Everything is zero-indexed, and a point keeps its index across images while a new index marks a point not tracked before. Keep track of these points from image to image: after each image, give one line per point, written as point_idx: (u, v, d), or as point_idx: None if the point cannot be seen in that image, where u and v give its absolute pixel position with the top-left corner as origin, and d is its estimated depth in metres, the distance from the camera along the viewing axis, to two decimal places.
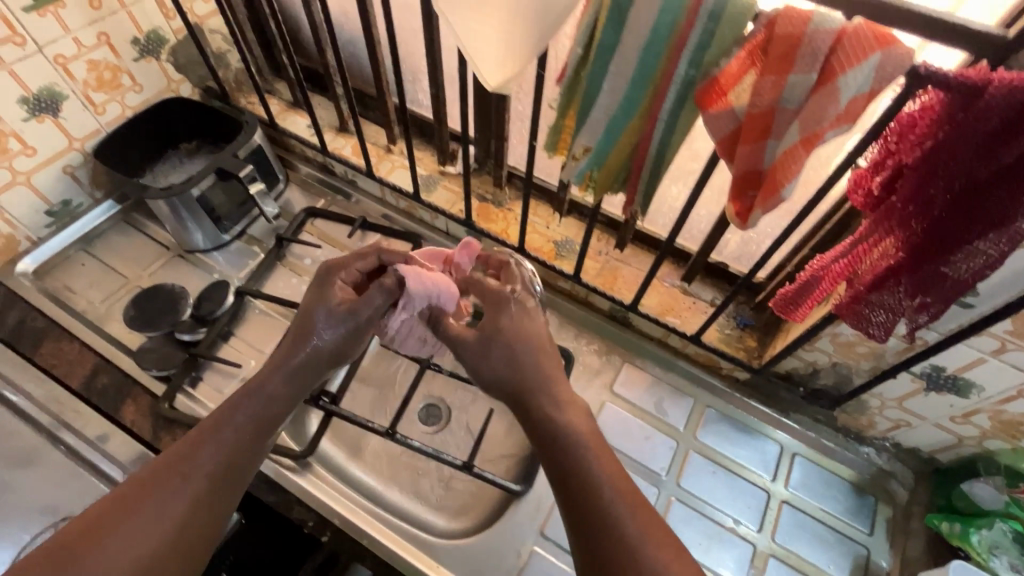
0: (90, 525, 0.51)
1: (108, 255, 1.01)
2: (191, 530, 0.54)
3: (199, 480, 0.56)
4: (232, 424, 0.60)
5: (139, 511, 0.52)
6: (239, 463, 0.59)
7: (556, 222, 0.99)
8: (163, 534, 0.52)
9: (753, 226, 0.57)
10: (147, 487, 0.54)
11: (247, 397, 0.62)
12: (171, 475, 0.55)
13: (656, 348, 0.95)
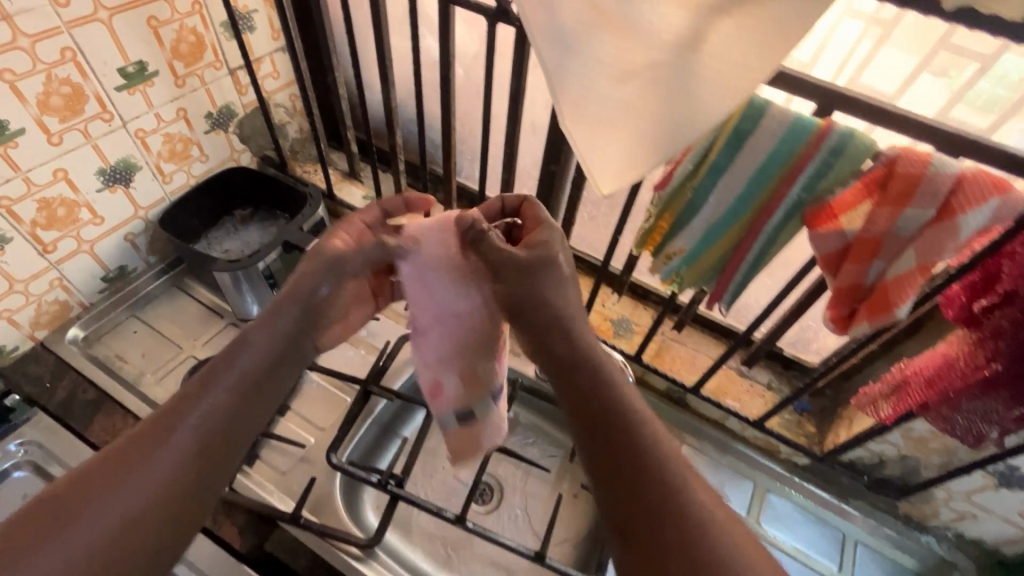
0: (76, 483, 0.48)
1: (160, 321, 0.99)
2: (191, 490, 0.51)
3: (200, 438, 0.53)
4: (237, 378, 0.58)
5: (136, 466, 0.49)
6: (242, 420, 0.57)
7: (613, 300, 1.01)
8: (150, 497, 0.49)
9: (853, 334, 0.60)
10: (144, 442, 0.51)
11: (242, 352, 0.59)
12: (171, 429, 0.52)
13: (714, 430, 0.95)
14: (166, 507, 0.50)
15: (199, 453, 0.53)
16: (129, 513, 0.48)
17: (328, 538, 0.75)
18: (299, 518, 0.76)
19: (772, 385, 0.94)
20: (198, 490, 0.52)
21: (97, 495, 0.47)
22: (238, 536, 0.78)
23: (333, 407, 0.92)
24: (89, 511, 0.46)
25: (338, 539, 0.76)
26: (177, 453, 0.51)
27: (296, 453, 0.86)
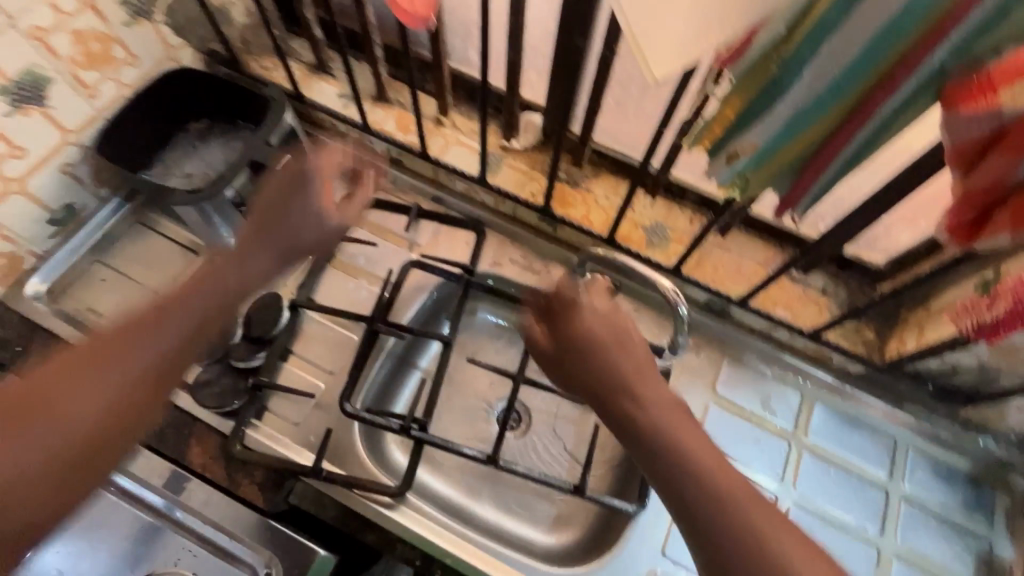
0: (33, 394, 0.43)
1: (126, 262, 0.87)
2: (134, 416, 0.46)
3: (142, 355, 0.47)
4: (170, 349, 0.48)
5: (36, 423, 0.42)
6: (157, 371, 0.47)
7: (645, 204, 0.88)
8: (85, 420, 0.44)
9: (980, 246, 0.47)
10: (58, 383, 0.44)
11: (239, 259, 0.57)
12: (73, 375, 0.45)
13: (759, 341, 0.87)
14: (114, 419, 0.45)
15: (174, 360, 0.49)
16: (82, 419, 0.44)
17: (356, 489, 0.72)
18: (321, 470, 0.72)
19: (828, 290, 0.84)
20: (137, 395, 0.46)
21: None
22: (259, 492, 0.72)
23: (342, 347, 0.84)
24: (29, 437, 0.42)
25: (367, 488, 0.72)
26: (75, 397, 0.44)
27: (311, 401, 0.79)
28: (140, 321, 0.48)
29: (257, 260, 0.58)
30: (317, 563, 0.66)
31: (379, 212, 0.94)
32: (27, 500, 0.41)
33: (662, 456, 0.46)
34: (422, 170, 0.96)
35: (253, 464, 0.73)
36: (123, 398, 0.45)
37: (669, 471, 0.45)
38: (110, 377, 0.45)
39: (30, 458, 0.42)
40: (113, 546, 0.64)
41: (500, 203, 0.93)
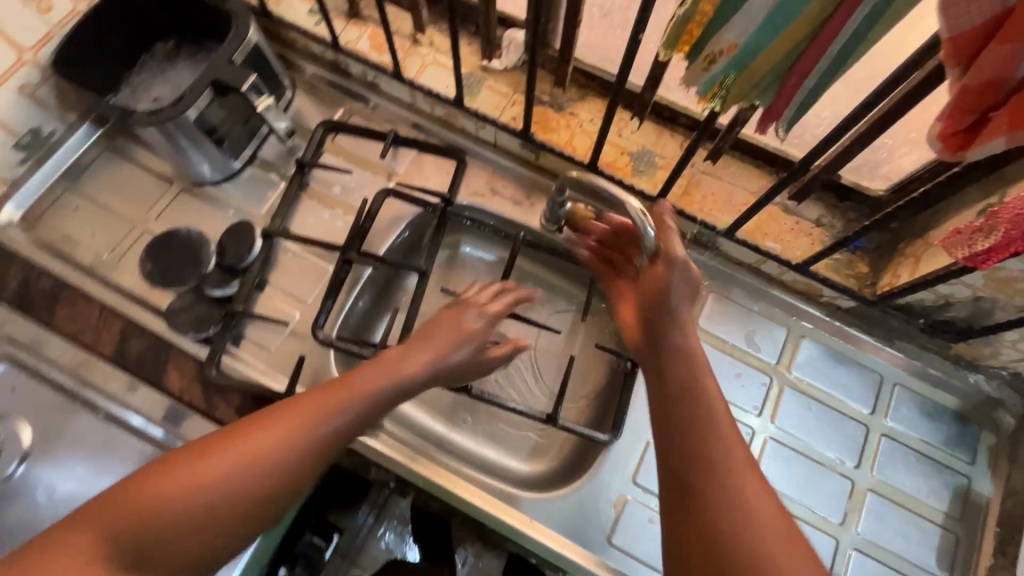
0: (206, 452, 0.51)
1: (101, 191, 0.85)
2: (252, 514, 0.52)
3: (292, 454, 0.53)
4: (298, 457, 0.54)
5: (195, 492, 0.49)
6: (282, 469, 0.53)
7: (631, 128, 0.83)
8: (231, 503, 0.50)
9: (968, 157, 0.43)
10: (216, 454, 0.51)
11: (381, 366, 0.62)
12: (220, 453, 0.51)
13: (747, 275, 0.83)
14: (245, 519, 0.51)
15: (301, 469, 0.54)
16: (222, 497, 0.50)
17: None
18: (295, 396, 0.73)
19: (822, 222, 0.79)
20: (260, 509, 0.52)
21: (149, 484, 0.49)
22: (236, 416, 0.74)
23: (318, 276, 0.83)
24: (187, 496, 0.49)
25: None
26: (212, 470, 0.50)
27: (286, 330, 0.79)
28: (272, 426, 0.54)
29: (389, 373, 0.62)
30: None
31: (356, 139, 0.90)
32: (164, 494, 0.48)
33: (683, 428, 0.53)
34: (399, 95, 0.92)
35: (230, 389, 0.74)
36: (247, 489, 0.51)
37: (676, 435, 0.53)
38: (241, 478, 0.51)
39: (177, 485, 0.49)
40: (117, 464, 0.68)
41: (480, 129, 0.89)
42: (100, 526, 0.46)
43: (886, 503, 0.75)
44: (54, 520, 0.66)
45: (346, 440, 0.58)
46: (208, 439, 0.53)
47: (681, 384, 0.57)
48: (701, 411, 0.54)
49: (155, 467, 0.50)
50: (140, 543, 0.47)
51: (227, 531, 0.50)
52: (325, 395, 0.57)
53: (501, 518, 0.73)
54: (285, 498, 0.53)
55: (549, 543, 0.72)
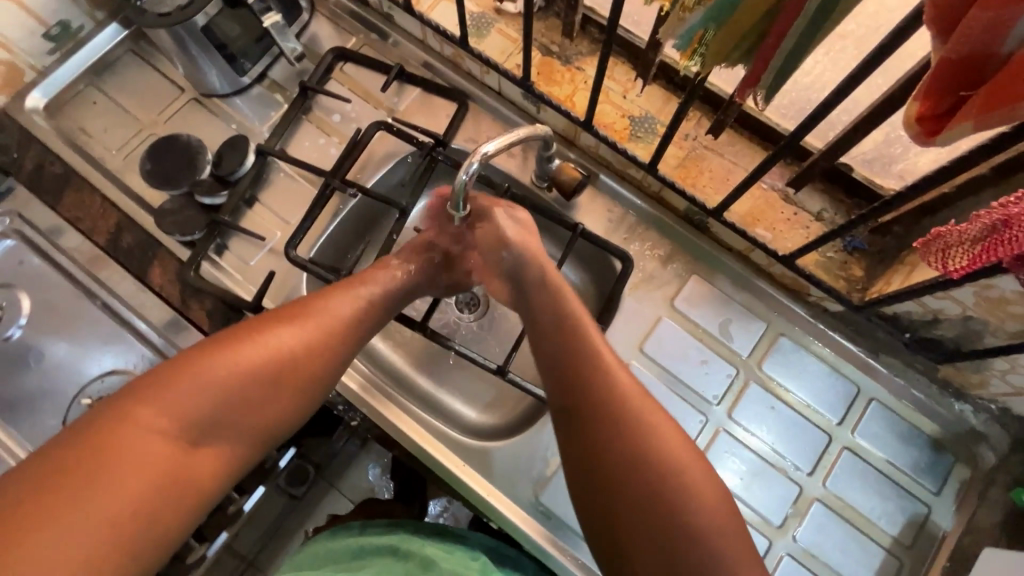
0: (218, 350, 0.55)
1: (120, 92, 0.88)
2: (281, 393, 0.56)
3: (309, 347, 0.58)
4: (323, 348, 0.59)
5: (222, 382, 0.54)
6: (309, 357, 0.58)
7: (636, 91, 0.79)
8: (254, 386, 0.55)
9: (941, 145, 0.39)
10: (225, 352, 0.55)
11: (376, 278, 0.66)
12: (239, 347, 0.56)
13: (733, 262, 0.80)
14: (270, 400, 0.56)
15: (319, 356, 0.59)
16: (247, 382, 0.55)
17: None
18: (260, 308, 0.76)
19: (823, 215, 0.74)
20: (288, 393, 0.57)
21: (189, 370, 0.53)
22: (206, 317, 0.78)
23: (304, 200, 0.84)
24: (209, 383, 0.53)
25: None
26: (246, 356, 0.55)
27: (265, 246, 0.81)
28: (293, 322, 0.59)
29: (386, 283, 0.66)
30: None
31: (363, 70, 0.90)
32: (191, 386, 0.52)
33: (578, 371, 0.59)
34: (411, 29, 0.90)
35: (204, 293, 0.78)
36: (271, 374, 0.56)
37: (567, 376, 0.60)
38: (264, 366, 0.56)
39: (196, 381, 0.53)
40: (126, 350, 0.80)
41: (485, 75, 0.87)
42: (152, 405, 0.51)
43: (831, 515, 0.72)
44: (69, 382, 0.79)
45: (362, 336, 0.63)
46: (233, 333, 0.57)
47: (563, 341, 0.62)
48: (583, 346, 0.61)
49: (188, 355, 0.54)
50: (195, 420, 0.52)
51: (270, 407, 0.56)
52: (336, 295, 0.63)
53: (434, 456, 0.75)
54: (316, 383, 0.59)
55: (476, 488, 0.73)
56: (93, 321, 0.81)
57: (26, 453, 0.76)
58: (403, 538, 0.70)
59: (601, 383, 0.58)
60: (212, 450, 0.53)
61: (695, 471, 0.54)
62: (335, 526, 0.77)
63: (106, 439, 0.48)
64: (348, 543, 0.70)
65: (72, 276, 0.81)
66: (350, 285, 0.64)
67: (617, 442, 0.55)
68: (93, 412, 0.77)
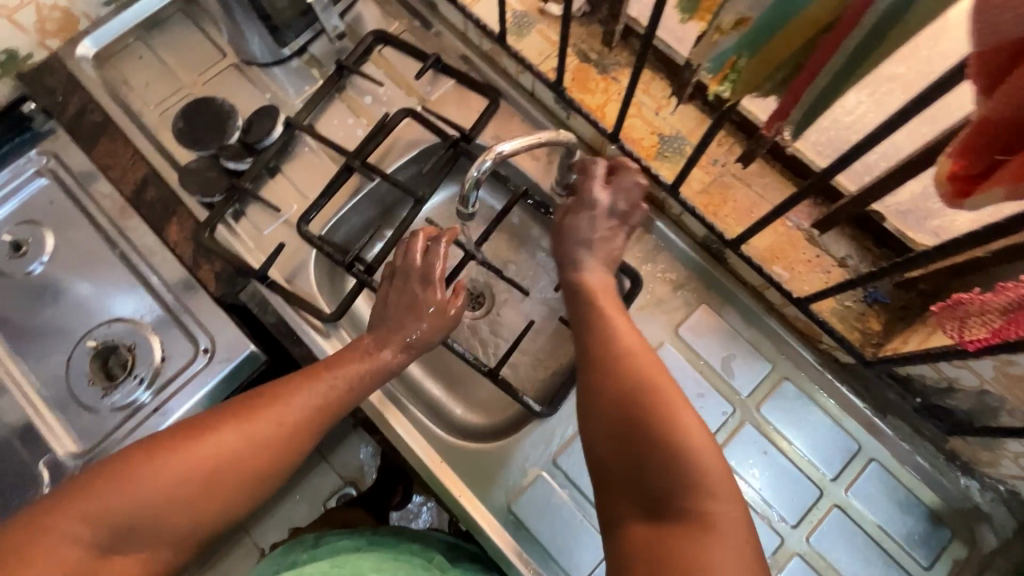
0: (161, 448, 0.52)
1: (165, 50, 0.90)
2: (223, 496, 0.53)
3: (255, 449, 0.54)
4: (268, 455, 0.55)
5: (160, 484, 0.50)
6: (254, 465, 0.54)
7: (670, 109, 0.77)
8: (193, 487, 0.51)
9: (970, 208, 0.36)
10: (168, 452, 0.51)
11: (353, 360, 0.64)
12: (186, 447, 0.52)
13: (747, 297, 0.77)
14: (209, 505, 0.52)
15: (268, 456, 0.55)
16: (184, 484, 0.51)
17: (292, 304, 0.77)
18: (266, 278, 0.77)
19: (847, 261, 0.71)
20: (229, 496, 0.53)
21: (129, 472, 0.50)
22: (214, 279, 0.80)
23: (324, 177, 0.85)
24: (143, 483, 0.50)
25: (303, 310, 0.77)
26: (190, 459, 0.52)
27: (280, 217, 0.82)
28: (247, 421, 0.55)
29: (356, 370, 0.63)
30: (245, 356, 0.79)
31: (401, 56, 0.90)
32: (123, 489, 0.49)
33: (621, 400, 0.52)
34: (454, 20, 0.89)
35: (215, 255, 0.80)
36: (215, 479, 0.52)
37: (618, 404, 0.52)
38: (206, 472, 0.52)
39: (130, 481, 0.49)
40: (136, 301, 0.82)
41: (520, 75, 0.85)
42: (74, 512, 0.47)
43: (808, 571, 0.70)
44: (78, 322, 0.81)
45: (322, 429, 0.60)
46: (179, 432, 0.53)
47: (614, 370, 0.54)
48: (602, 315, 0.60)
49: (123, 458, 0.51)
50: (124, 524, 0.49)
51: (204, 515, 0.52)
52: (300, 386, 0.59)
53: (412, 450, 0.74)
54: (261, 490, 0.56)
55: (449, 486, 0.73)
56: (108, 267, 0.83)
57: (28, 384, 0.80)
58: (362, 540, 0.72)
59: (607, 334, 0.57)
60: (129, 560, 0.50)
61: (699, 434, 0.48)
62: (286, 544, 0.76)
63: (21, 547, 0.46)
64: (304, 549, 0.71)
65: (98, 222, 0.84)
66: (318, 375, 0.61)
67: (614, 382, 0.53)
68: (98, 354, 0.80)
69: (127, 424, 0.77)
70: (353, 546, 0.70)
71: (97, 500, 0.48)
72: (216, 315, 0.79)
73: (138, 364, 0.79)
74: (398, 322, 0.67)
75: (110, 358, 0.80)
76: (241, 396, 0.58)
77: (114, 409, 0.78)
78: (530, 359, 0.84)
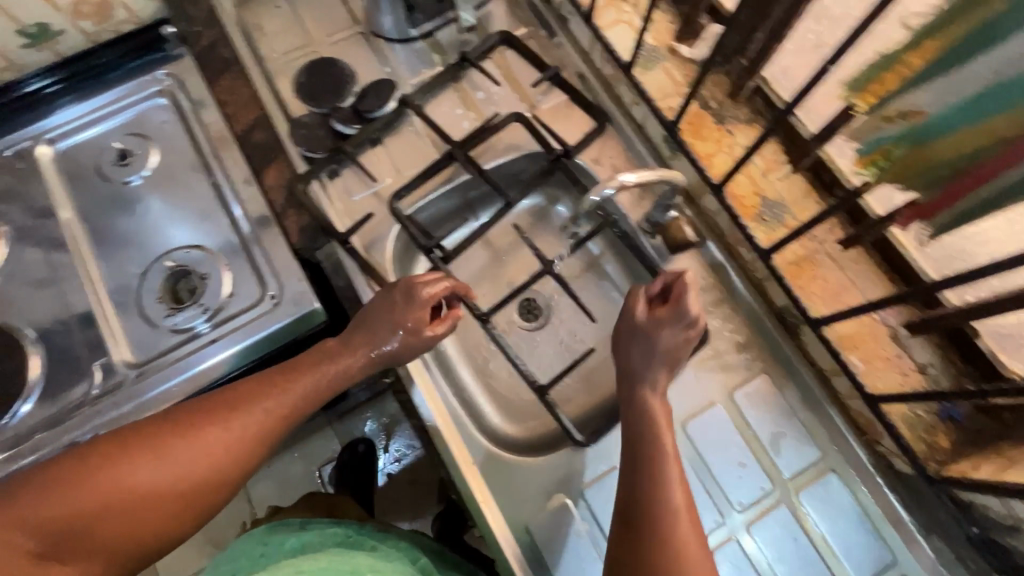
0: (105, 459, 0.54)
1: (301, 6, 0.94)
2: (166, 505, 0.55)
3: (203, 459, 0.57)
4: (217, 466, 0.58)
5: (99, 494, 0.53)
6: (200, 478, 0.57)
7: (779, 175, 0.76)
8: (133, 498, 0.54)
9: None
10: (110, 462, 0.54)
11: (327, 363, 0.67)
12: (131, 460, 0.55)
13: (810, 378, 0.76)
14: (151, 515, 0.55)
15: (218, 464, 0.58)
16: (125, 492, 0.54)
17: (365, 273, 0.78)
18: (347, 242, 0.79)
19: (928, 369, 0.68)
20: (170, 507, 0.56)
21: (72, 481, 0.53)
22: (297, 232, 0.81)
23: (422, 158, 0.86)
24: (85, 488, 0.52)
25: (374, 280, 0.78)
26: (133, 472, 0.54)
27: (371, 187, 0.84)
28: (194, 433, 0.58)
29: (319, 378, 0.66)
30: (307, 312, 0.80)
31: (521, 61, 0.91)
32: (61, 493, 0.52)
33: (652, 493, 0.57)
34: (580, 37, 0.89)
35: (304, 209, 0.81)
36: (158, 490, 0.55)
37: (643, 492, 0.57)
38: (148, 484, 0.54)
39: (69, 486, 0.52)
40: (216, 233, 0.84)
41: (634, 106, 0.85)
42: (15, 512, 0.51)
43: None
44: (160, 239, 0.84)
45: (275, 441, 0.63)
46: (129, 438, 0.56)
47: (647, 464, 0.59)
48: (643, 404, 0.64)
49: (72, 460, 0.54)
50: (61, 536, 0.51)
51: (146, 528, 0.55)
52: (260, 395, 0.62)
53: (445, 445, 0.74)
54: (207, 500, 0.58)
55: (473, 491, 0.72)
56: (199, 195, 0.86)
57: (99, 287, 0.82)
58: (351, 530, 0.74)
59: (645, 455, 0.60)
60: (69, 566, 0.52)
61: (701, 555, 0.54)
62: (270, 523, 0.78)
63: None
64: (292, 530, 0.73)
65: (202, 151, 0.87)
66: (280, 384, 0.64)
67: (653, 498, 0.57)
68: (171, 275, 0.83)
69: (182, 347, 0.79)
70: (342, 533, 0.73)
71: (32, 504, 0.51)
72: (289, 265, 0.81)
73: (206, 295, 0.82)
74: (371, 335, 0.69)
75: (180, 281, 0.83)
76: (193, 405, 0.61)
77: (172, 330, 0.80)
78: (576, 382, 0.84)
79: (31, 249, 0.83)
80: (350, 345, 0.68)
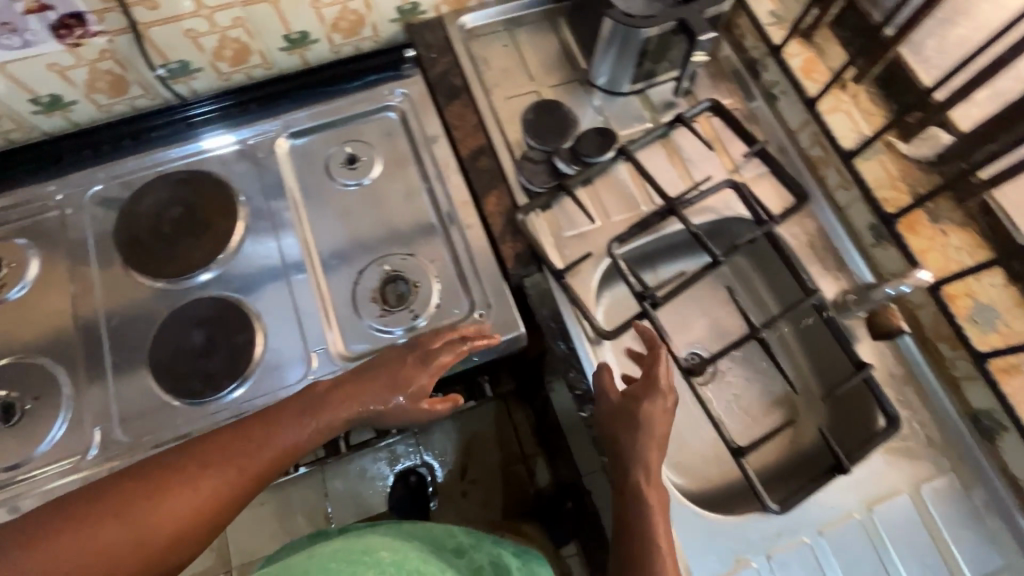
0: (83, 513, 0.53)
1: (524, 48, 1.02)
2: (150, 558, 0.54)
3: (193, 502, 0.57)
4: (209, 512, 0.57)
5: (77, 548, 0.51)
6: (191, 526, 0.56)
7: (993, 281, 0.79)
8: (113, 548, 0.52)
9: None
10: (83, 517, 0.53)
11: (327, 400, 0.68)
12: (113, 512, 0.54)
13: (1001, 484, 0.77)
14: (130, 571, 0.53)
15: (208, 506, 0.57)
16: (105, 541, 0.52)
17: (576, 307, 0.82)
18: (562, 276, 0.83)
19: None
20: (158, 554, 0.54)
21: (42, 541, 0.50)
22: (513, 258, 0.86)
23: (629, 205, 0.91)
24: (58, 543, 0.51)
25: (583, 315, 0.82)
26: (111, 526, 0.53)
27: (580, 226, 0.89)
28: (181, 479, 0.57)
29: (314, 416, 0.67)
30: (511, 334, 0.84)
31: (727, 129, 0.96)
32: (36, 548, 0.50)
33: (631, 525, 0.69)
34: (788, 116, 0.94)
35: (522, 237, 0.86)
36: (140, 542, 0.54)
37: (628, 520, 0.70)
38: (132, 535, 0.53)
39: (45, 540, 0.50)
40: (428, 245, 0.90)
41: (839, 190, 0.89)
42: None
43: None
44: (377, 243, 0.90)
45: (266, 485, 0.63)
46: (113, 488, 0.56)
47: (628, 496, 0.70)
48: (635, 438, 0.72)
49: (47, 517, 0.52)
50: None
51: None
52: (254, 436, 0.63)
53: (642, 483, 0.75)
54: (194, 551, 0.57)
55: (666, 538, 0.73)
56: (416, 211, 0.92)
57: (317, 277, 0.88)
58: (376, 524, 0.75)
59: (630, 484, 0.71)
60: None
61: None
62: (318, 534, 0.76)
63: None
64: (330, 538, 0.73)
65: (424, 167, 0.94)
66: (273, 424, 0.65)
67: (640, 570, 0.66)
68: (384, 279, 0.87)
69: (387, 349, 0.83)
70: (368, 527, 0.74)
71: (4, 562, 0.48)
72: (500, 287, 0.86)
73: (416, 302, 0.86)
74: (386, 383, 0.71)
75: (391, 286, 0.87)
76: (176, 451, 0.60)
77: (380, 331, 0.85)
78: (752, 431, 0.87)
79: (264, 234, 0.90)
80: (342, 398, 0.69)
